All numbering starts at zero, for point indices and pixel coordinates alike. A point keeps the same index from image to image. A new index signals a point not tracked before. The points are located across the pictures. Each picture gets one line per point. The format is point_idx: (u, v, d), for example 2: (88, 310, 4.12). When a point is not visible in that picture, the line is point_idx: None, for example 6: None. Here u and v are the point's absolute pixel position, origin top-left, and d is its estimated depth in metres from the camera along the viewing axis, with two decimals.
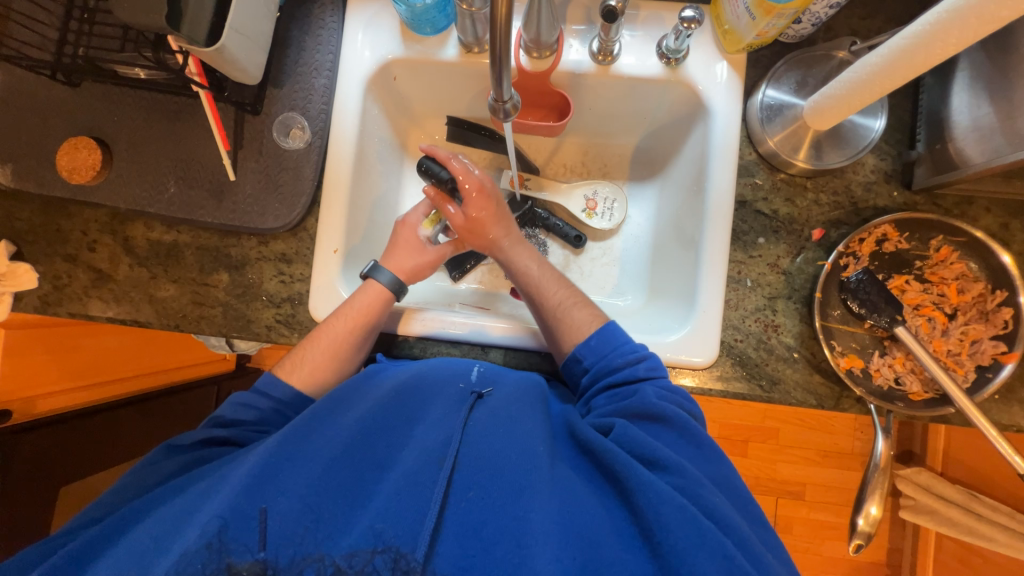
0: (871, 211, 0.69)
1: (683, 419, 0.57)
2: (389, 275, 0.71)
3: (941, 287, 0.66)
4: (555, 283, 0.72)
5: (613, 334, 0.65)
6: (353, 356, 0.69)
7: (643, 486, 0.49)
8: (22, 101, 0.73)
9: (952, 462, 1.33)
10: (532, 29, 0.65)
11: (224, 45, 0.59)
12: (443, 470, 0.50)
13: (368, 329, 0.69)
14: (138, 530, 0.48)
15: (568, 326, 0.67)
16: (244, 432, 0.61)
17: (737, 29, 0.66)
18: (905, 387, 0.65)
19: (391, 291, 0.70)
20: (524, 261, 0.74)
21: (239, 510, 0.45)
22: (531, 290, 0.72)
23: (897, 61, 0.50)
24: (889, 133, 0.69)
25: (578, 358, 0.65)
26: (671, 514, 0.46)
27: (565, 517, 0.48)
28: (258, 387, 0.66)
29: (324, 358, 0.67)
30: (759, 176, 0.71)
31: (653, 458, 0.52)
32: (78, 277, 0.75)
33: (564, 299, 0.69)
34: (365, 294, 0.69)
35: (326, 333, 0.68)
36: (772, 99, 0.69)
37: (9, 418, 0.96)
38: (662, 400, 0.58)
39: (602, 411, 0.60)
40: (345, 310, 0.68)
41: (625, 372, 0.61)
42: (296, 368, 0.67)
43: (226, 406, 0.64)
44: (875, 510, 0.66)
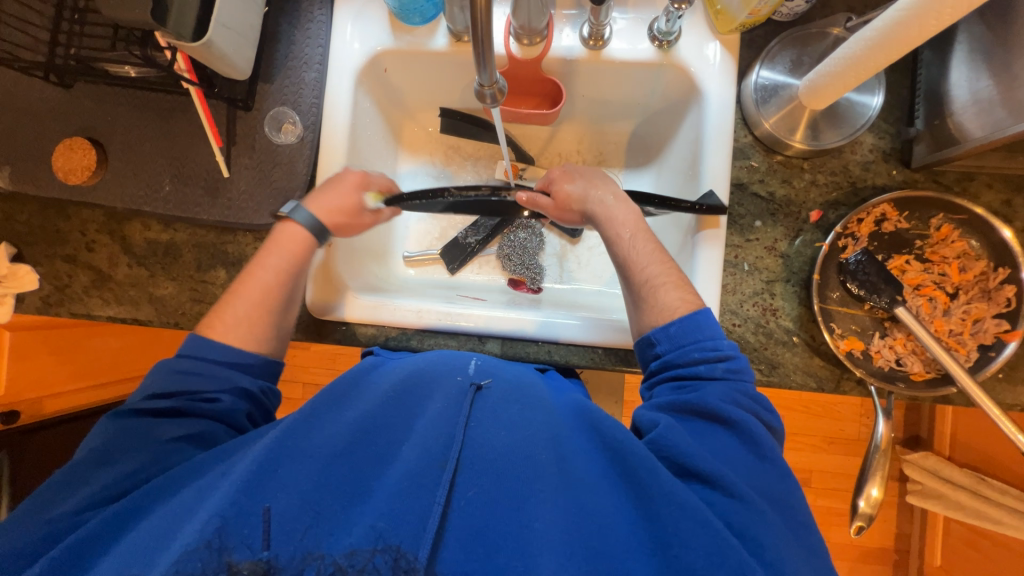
0: (869, 191, 0.68)
1: (749, 424, 0.55)
2: (308, 215, 0.69)
3: (942, 266, 0.65)
4: (655, 259, 0.67)
5: (699, 324, 0.61)
6: (288, 306, 0.68)
7: (665, 494, 0.49)
8: (16, 103, 0.74)
9: (959, 445, 1.32)
10: (522, 14, 0.64)
11: (211, 40, 0.59)
12: (446, 472, 0.50)
13: (293, 277, 0.68)
14: (162, 512, 0.49)
15: (655, 306, 0.64)
16: (192, 402, 0.59)
17: (729, 9, 0.65)
18: (907, 368, 0.65)
19: (313, 232, 0.69)
20: (620, 230, 0.69)
21: (236, 514, 0.46)
22: (624, 261, 0.69)
23: (893, 34, 0.49)
24: (886, 110, 0.68)
25: (652, 340, 0.63)
26: (692, 532, 0.47)
27: (572, 520, 0.48)
28: (186, 352, 0.62)
29: (248, 311, 0.65)
30: (755, 158, 0.70)
31: (694, 469, 0.52)
32: (79, 278, 0.76)
33: (655, 278, 0.66)
34: (285, 234, 0.69)
35: (249, 282, 0.66)
36: (766, 79, 0.68)
37: (18, 418, 0.99)
38: (727, 405, 0.56)
39: (660, 403, 0.59)
40: (268, 258, 0.68)
41: (700, 369, 0.59)
42: (231, 328, 0.64)
43: (157, 373, 0.60)
44: (877, 492, 0.65)
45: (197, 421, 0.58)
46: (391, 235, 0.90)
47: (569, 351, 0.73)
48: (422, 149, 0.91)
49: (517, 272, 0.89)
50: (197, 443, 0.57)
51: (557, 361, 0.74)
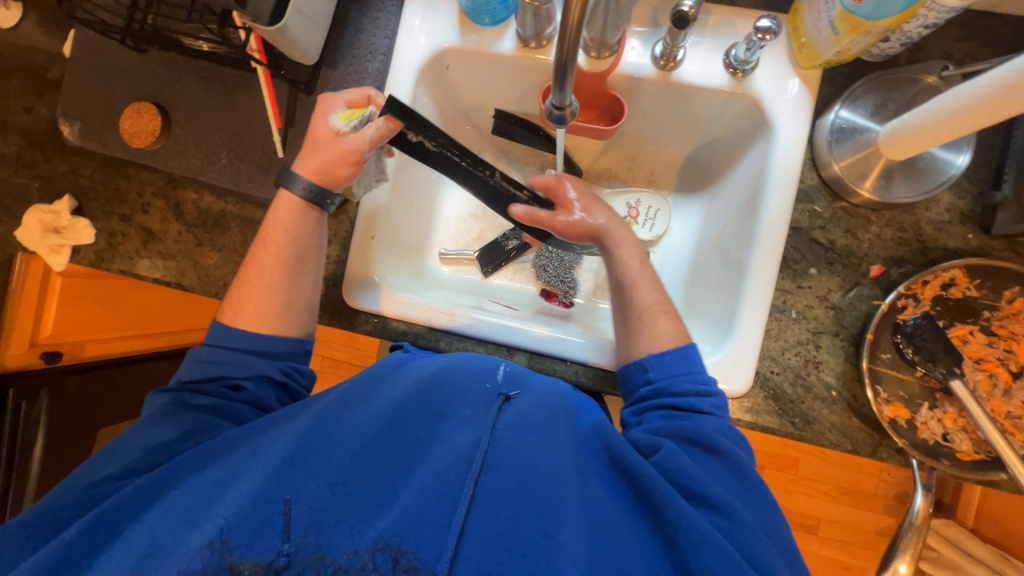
0: (939, 253, 0.64)
1: (736, 455, 0.55)
2: (305, 182, 0.66)
3: (1009, 342, 0.61)
4: (651, 287, 0.66)
5: (690, 357, 0.61)
6: (290, 289, 0.67)
7: (682, 522, 0.48)
8: (93, 63, 0.76)
9: (985, 519, 1.25)
10: (596, 27, 0.62)
11: (286, 24, 0.59)
12: (472, 471, 0.51)
13: (291, 253, 0.67)
14: (187, 487, 0.51)
15: (651, 334, 0.64)
16: (219, 386, 0.62)
17: (815, 44, 0.62)
18: (954, 444, 0.61)
19: (310, 199, 0.67)
20: (619, 251, 0.68)
21: (261, 499, 0.47)
22: (622, 284, 0.67)
23: (999, 96, 0.45)
24: (971, 169, 0.64)
25: (645, 365, 0.62)
26: (712, 558, 0.45)
27: (594, 539, 0.48)
28: (212, 341, 0.64)
29: (263, 295, 0.66)
30: (818, 203, 0.67)
31: (699, 492, 0.51)
32: (131, 237, 0.79)
33: (649, 305, 0.65)
34: (283, 210, 0.67)
35: (254, 267, 0.67)
36: (845, 121, 0.64)
37: (60, 358, 1.03)
38: (718, 434, 0.56)
39: (651, 428, 0.58)
40: (267, 239, 0.67)
41: (691, 400, 0.58)
42: (242, 313, 0.66)
43: (189, 362, 0.64)
44: (904, 568, 0.64)
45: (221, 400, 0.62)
46: (431, 231, 0.90)
47: (595, 374, 0.72)
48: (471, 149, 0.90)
49: (550, 284, 0.88)
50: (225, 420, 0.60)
51: (584, 383, 0.73)
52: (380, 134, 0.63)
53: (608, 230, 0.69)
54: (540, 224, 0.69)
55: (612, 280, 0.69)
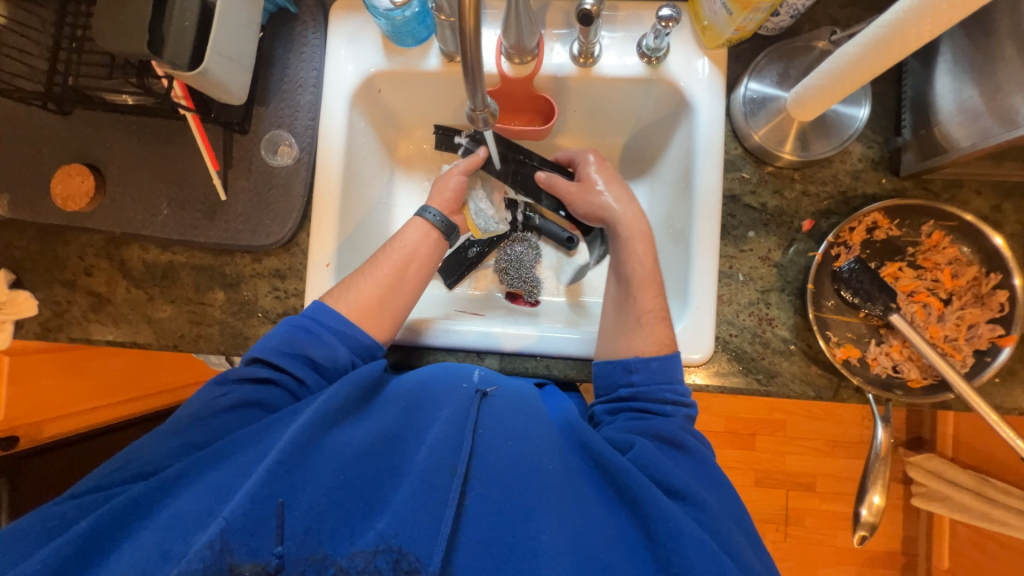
0: (860, 200, 0.69)
1: (701, 451, 0.59)
2: (435, 213, 0.75)
3: (935, 272, 0.66)
4: (652, 291, 0.69)
5: (674, 367, 0.63)
6: (398, 300, 0.69)
7: (662, 514, 0.50)
8: (14, 131, 0.74)
9: (962, 446, 1.32)
10: (512, 34, 0.65)
11: (206, 68, 0.60)
12: (457, 478, 0.52)
13: (409, 270, 0.71)
14: (195, 488, 0.50)
15: (642, 336, 0.66)
16: (287, 376, 0.61)
17: (715, 25, 0.66)
18: (904, 374, 0.65)
19: (440, 228, 0.75)
20: (633, 247, 0.72)
21: (251, 516, 0.46)
22: (630, 284, 0.70)
23: (875, 51, 0.50)
24: (874, 120, 0.69)
25: (629, 367, 0.64)
26: (692, 549, 0.48)
27: (577, 535, 0.50)
28: (310, 313, 0.65)
29: (376, 294, 0.67)
30: (746, 170, 0.71)
31: (674, 487, 0.54)
32: (77, 302, 0.76)
33: (648, 309, 0.68)
34: (413, 231, 0.74)
35: (374, 265, 0.70)
36: (755, 92, 0.69)
37: (17, 443, 0.99)
38: (685, 433, 0.60)
39: (620, 427, 0.61)
40: (395, 245, 0.72)
41: (666, 406, 0.62)
42: (344, 298, 0.67)
43: (280, 331, 0.63)
44: (879, 500, 0.64)
45: (284, 393, 0.61)
46: None
47: (567, 365, 0.74)
48: (418, 166, 0.91)
49: (514, 285, 0.89)
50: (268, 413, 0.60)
51: (555, 375, 0.74)
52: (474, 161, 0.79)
53: (622, 215, 0.74)
54: (556, 189, 0.79)
55: (624, 272, 0.71)
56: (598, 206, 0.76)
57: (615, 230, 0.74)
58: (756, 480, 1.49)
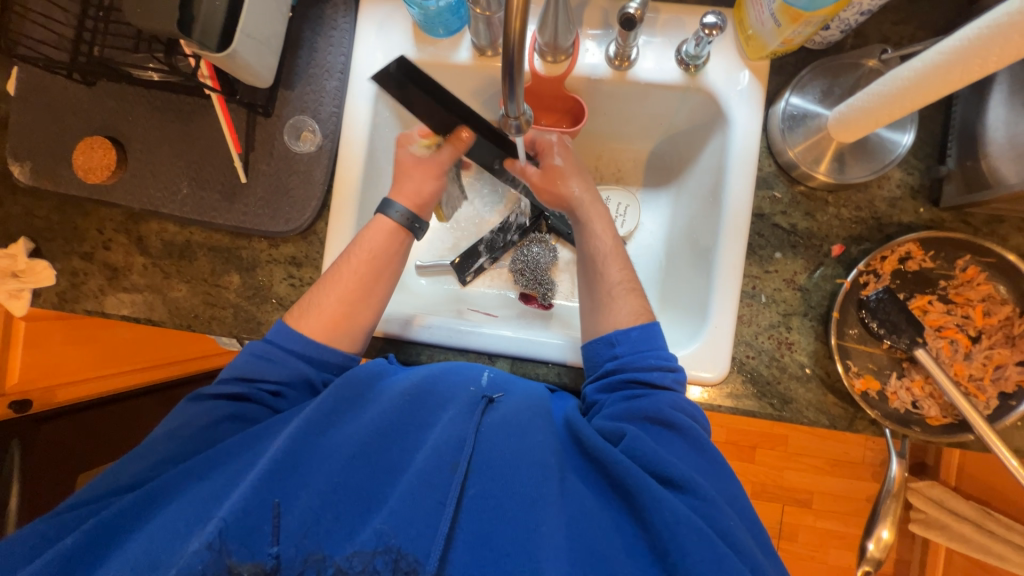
0: (894, 228, 0.67)
1: (695, 430, 0.58)
2: (400, 209, 0.70)
3: (966, 309, 0.64)
4: (617, 264, 0.69)
5: (655, 334, 0.64)
6: (364, 312, 0.67)
7: (655, 502, 0.50)
8: (39, 99, 0.74)
9: (966, 477, 1.30)
10: (548, 32, 0.63)
11: (235, 50, 0.58)
12: (457, 475, 0.52)
13: (370, 268, 0.67)
14: (188, 497, 0.51)
15: (616, 312, 0.66)
16: (259, 390, 0.61)
17: (761, 36, 0.64)
18: (923, 411, 0.63)
19: (404, 225, 0.71)
20: (592, 227, 0.72)
21: (252, 505, 0.47)
22: (594, 262, 0.70)
23: (932, 77, 0.48)
24: (917, 146, 0.66)
25: (611, 340, 0.64)
26: (687, 535, 0.47)
27: (575, 532, 0.50)
28: (271, 337, 0.63)
29: (336, 308, 0.65)
30: (778, 189, 0.69)
31: (667, 475, 0.53)
32: (94, 275, 0.76)
33: (617, 282, 0.68)
34: (375, 231, 0.69)
35: (335, 275, 0.66)
36: (795, 108, 0.66)
37: (30, 407, 1.01)
38: (675, 411, 0.58)
39: (611, 414, 0.59)
40: (355, 248, 0.68)
41: (652, 374, 0.61)
42: (307, 315, 0.65)
43: (242, 356, 0.62)
44: (887, 534, 0.64)
45: (259, 407, 0.61)
46: None
47: (577, 374, 0.73)
48: None
49: (528, 287, 0.87)
50: (248, 426, 0.60)
51: (566, 383, 0.74)
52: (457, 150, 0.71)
53: (582, 202, 0.73)
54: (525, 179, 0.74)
55: (587, 251, 0.71)
56: (561, 197, 0.74)
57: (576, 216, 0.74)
58: (753, 492, 1.48)
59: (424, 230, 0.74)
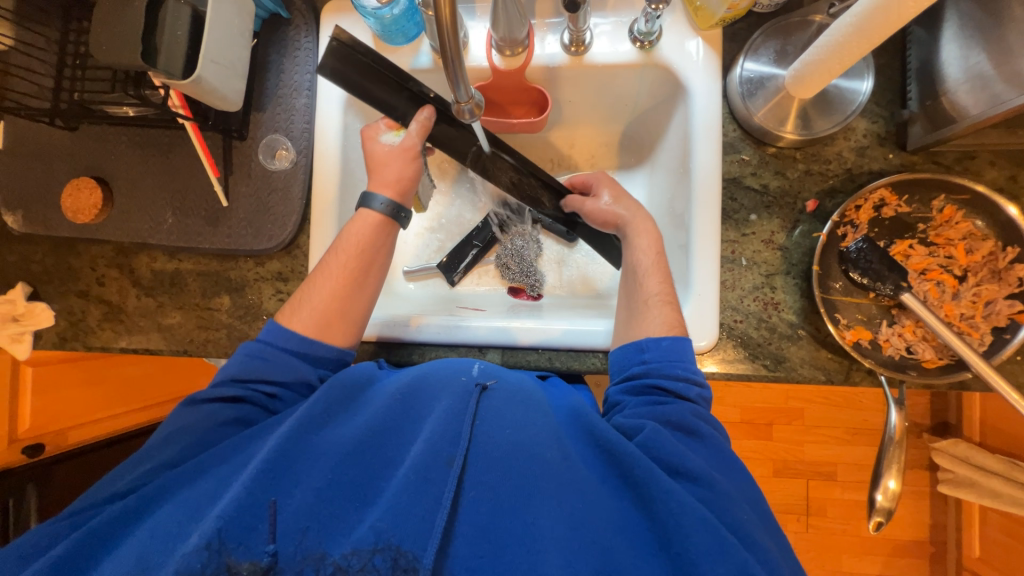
0: (866, 177, 0.67)
1: (716, 438, 0.56)
2: (383, 200, 0.69)
3: (948, 249, 0.63)
4: (657, 276, 0.67)
5: (687, 346, 0.61)
6: (353, 304, 0.67)
7: (664, 494, 0.49)
8: (27, 149, 0.77)
9: (989, 431, 1.27)
10: (502, 27, 0.65)
11: (199, 75, 0.61)
12: (453, 469, 0.52)
13: (362, 261, 0.67)
14: (179, 499, 0.52)
15: (650, 321, 0.64)
16: (255, 391, 0.61)
17: (707, 6, 0.64)
18: (918, 355, 0.62)
19: (389, 215, 0.69)
20: (638, 241, 0.69)
21: (249, 510, 0.48)
22: (632, 274, 0.68)
23: (875, 17, 0.48)
24: (878, 94, 0.67)
25: (640, 346, 0.62)
26: (694, 527, 0.47)
27: (576, 518, 0.49)
28: (263, 338, 0.64)
29: (325, 301, 0.65)
30: (745, 152, 0.70)
31: (681, 468, 0.52)
32: (92, 311, 0.78)
33: (655, 293, 0.65)
34: (361, 224, 0.68)
35: (324, 270, 0.67)
36: (751, 72, 0.67)
37: (44, 450, 1.03)
38: (698, 419, 0.57)
39: (632, 414, 0.58)
40: (342, 243, 0.67)
41: (679, 385, 0.59)
42: (298, 313, 0.65)
43: (236, 359, 0.62)
44: (894, 484, 0.62)
45: (251, 408, 0.61)
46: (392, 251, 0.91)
47: (569, 357, 0.73)
48: None
49: (516, 280, 0.88)
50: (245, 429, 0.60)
51: (559, 368, 0.74)
52: (423, 127, 0.69)
53: (630, 220, 0.72)
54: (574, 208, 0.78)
55: (626, 263, 0.70)
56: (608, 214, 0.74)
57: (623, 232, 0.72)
58: (774, 471, 1.46)
59: (410, 219, 0.73)
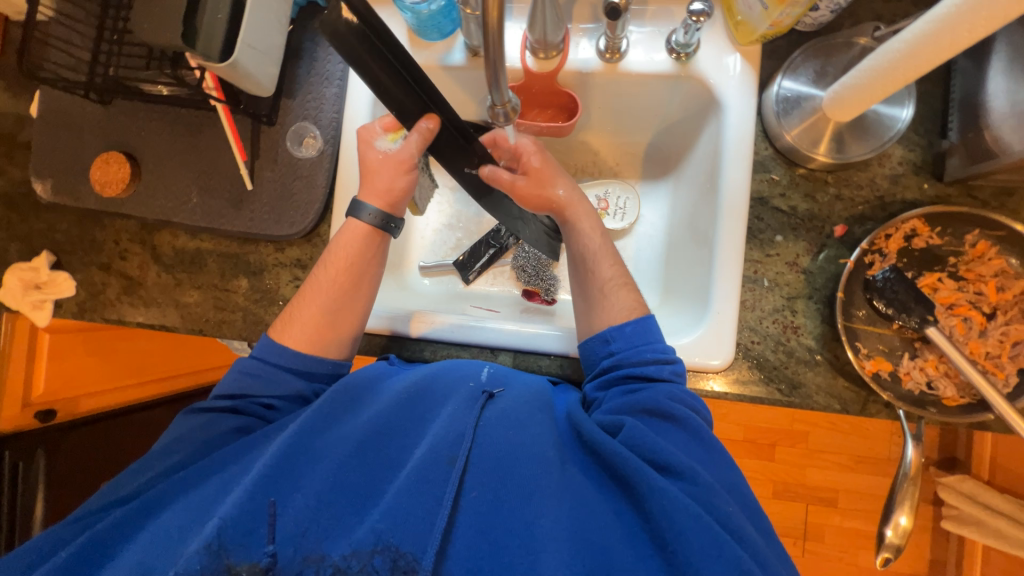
0: (898, 206, 0.66)
1: (694, 420, 0.56)
2: (372, 209, 0.68)
3: (978, 285, 0.62)
4: (607, 261, 0.69)
5: (650, 328, 0.63)
6: (344, 317, 0.67)
7: (654, 490, 0.49)
8: (61, 120, 0.78)
9: (998, 470, 1.25)
10: (538, 29, 0.64)
11: (236, 60, 0.62)
12: (455, 469, 0.52)
13: (350, 273, 0.68)
14: (181, 503, 0.52)
15: (609, 307, 0.66)
16: (252, 403, 0.63)
17: (750, 20, 0.64)
18: (939, 391, 0.61)
19: (377, 225, 0.69)
20: (582, 225, 0.70)
21: (253, 505, 0.48)
22: (584, 260, 0.70)
23: (925, 45, 0.47)
24: (917, 122, 0.65)
25: (606, 338, 0.63)
26: (686, 523, 0.46)
27: (574, 524, 0.49)
28: (256, 354, 0.65)
29: (315, 314, 0.66)
30: (776, 171, 0.69)
31: (667, 464, 0.51)
32: (112, 284, 0.79)
33: (609, 278, 0.67)
34: (349, 235, 0.68)
35: (312, 286, 0.67)
36: (788, 91, 0.66)
37: (56, 416, 1.04)
38: (673, 402, 0.57)
39: (611, 408, 0.59)
40: (331, 257, 0.68)
41: (650, 370, 0.59)
42: (289, 328, 0.66)
43: (231, 375, 0.65)
44: (906, 521, 0.61)
45: (251, 418, 0.63)
46: (408, 245, 0.91)
47: (581, 365, 0.73)
48: None
49: (531, 283, 0.88)
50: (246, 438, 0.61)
51: (570, 376, 0.74)
52: (421, 138, 0.63)
53: (569, 203, 0.71)
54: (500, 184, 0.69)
55: (576, 251, 0.71)
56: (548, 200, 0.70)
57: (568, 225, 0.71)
58: (774, 492, 1.44)
59: (400, 229, 0.72)
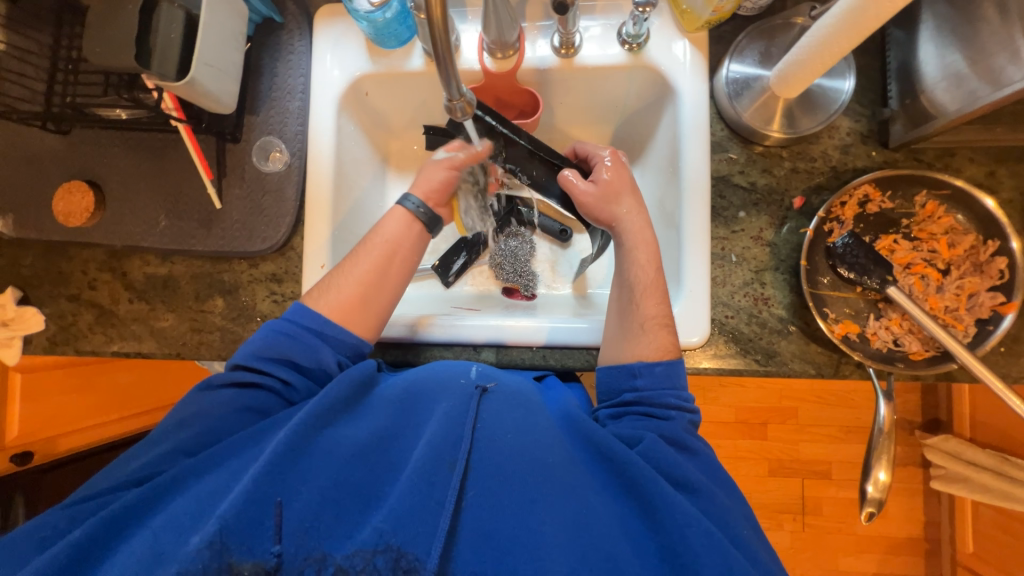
0: (850, 174, 0.68)
1: (706, 453, 0.58)
2: (416, 201, 0.73)
3: (931, 243, 0.65)
4: (654, 297, 0.66)
5: (678, 371, 0.62)
6: (378, 296, 0.68)
7: (667, 505, 0.50)
8: (18, 153, 0.77)
9: (979, 426, 1.29)
10: (493, 30, 0.66)
11: (193, 77, 0.62)
12: (455, 474, 0.51)
13: (392, 253, 0.70)
14: (188, 495, 0.52)
15: (640, 343, 0.63)
16: (272, 379, 0.62)
17: (693, 8, 0.66)
18: (905, 347, 0.64)
19: (420, 216, 0.73)
20: (634, 255, 0.68)
21: (252, 508, 0.48)
22: (630, 289, 0.67)
23: (853, 19, 0.50)
24: (860, 93, 0.69)
25: (633, 372, 0.62)
26: (696, 539, 0.48)
27: (579, 525, 0.50)
28: (289, 316, 0.65)
29: (354, 285, 0.67)
30: (733, 150, 0.71)
31: (681, 480, 0.54)
32: (83, 315, 0.78)
33: (651, 316, 0.64)
34: (391, 221, 0.72)
35: (355, 259, 0.69)
36: (737, 73, 0.69)
37: (32, 458, 1.02)
38: (689, 434, 0.59)
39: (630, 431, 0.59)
40: (376, 236, 0.71)
41: (671, 413, 0.60)
42: (324, 295, 0.66)
43: (259, 340, 0.63)
44: (885, 476, 0.63)
45: (272, 393, 0.62)
46: None
47: (562, 354, 0.73)
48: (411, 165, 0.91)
49: (510, 280, 0.88)
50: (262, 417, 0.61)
51: (552, 365, 0.74)
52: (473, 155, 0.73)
53: (625, 221, 0.69)
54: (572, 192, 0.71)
55: (626, 278, 0.67)
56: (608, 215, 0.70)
57: (619, 240, 0.70)
58: (770, 470, 1.46)
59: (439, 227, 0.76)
